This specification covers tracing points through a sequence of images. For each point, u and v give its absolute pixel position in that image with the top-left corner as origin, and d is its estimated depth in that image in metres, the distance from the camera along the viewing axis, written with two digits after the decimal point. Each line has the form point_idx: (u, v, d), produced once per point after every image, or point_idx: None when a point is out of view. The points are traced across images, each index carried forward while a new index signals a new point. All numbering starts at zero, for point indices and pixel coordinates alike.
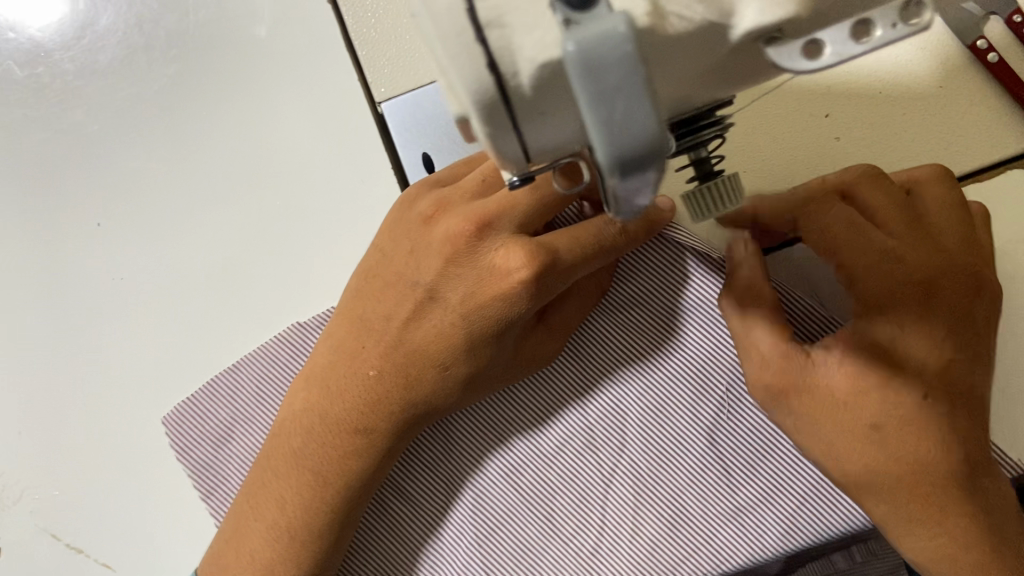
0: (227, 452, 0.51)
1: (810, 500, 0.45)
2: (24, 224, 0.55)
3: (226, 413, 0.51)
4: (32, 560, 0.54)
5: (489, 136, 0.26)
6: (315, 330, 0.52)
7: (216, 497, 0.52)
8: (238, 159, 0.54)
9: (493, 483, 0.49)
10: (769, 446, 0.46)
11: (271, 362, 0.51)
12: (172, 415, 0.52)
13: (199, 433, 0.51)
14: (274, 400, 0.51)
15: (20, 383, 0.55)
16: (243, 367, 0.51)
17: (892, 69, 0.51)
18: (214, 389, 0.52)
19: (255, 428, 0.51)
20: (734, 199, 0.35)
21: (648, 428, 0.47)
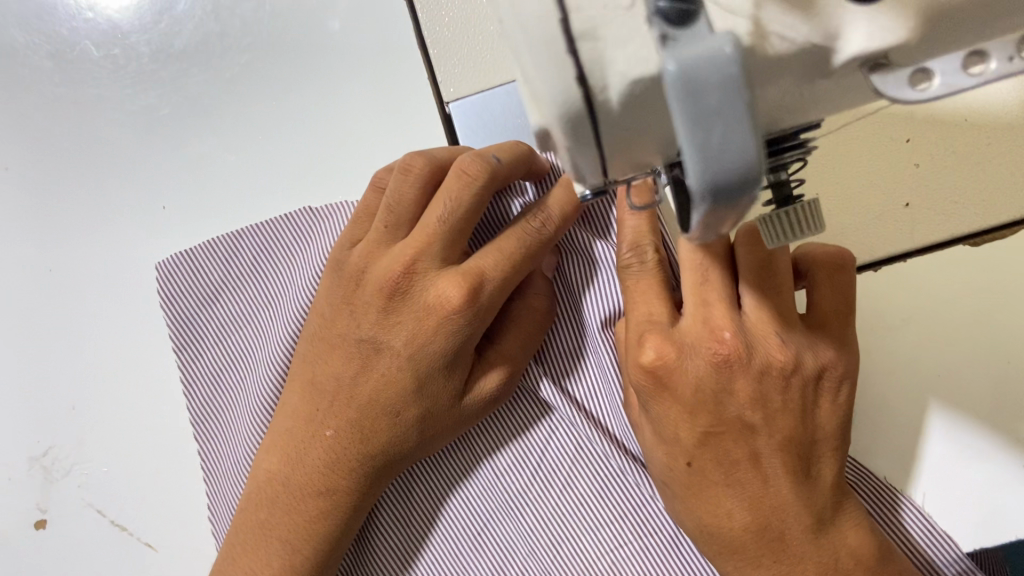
0: (210, 314, 0.51)
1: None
2: (91, 201, 0.55)
3: (219, 275, 0.50)
4: (76, 534, 0.55)
5: (569, 149, 0.25)
6: (324, 219, 0.49)
7: (188, 351, 0.51)
8: (302, 150, 0.54)
9: (433, 493, 0.46)
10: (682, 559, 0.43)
11: (273, 239, 0.50)
12: (169, 261, 0.51)
13: (188, 290, 0.51)
14: (269, 276, 0.50)
15: (76, 358, 0.55)
16: (246, 235, 0.50)
17: (983, 101, 0.48)
18: (214, 247, 0.50)
19: (243, 298, 0.50)
20: (814, 229, 0.33)
21: (586, 510, 0.44)
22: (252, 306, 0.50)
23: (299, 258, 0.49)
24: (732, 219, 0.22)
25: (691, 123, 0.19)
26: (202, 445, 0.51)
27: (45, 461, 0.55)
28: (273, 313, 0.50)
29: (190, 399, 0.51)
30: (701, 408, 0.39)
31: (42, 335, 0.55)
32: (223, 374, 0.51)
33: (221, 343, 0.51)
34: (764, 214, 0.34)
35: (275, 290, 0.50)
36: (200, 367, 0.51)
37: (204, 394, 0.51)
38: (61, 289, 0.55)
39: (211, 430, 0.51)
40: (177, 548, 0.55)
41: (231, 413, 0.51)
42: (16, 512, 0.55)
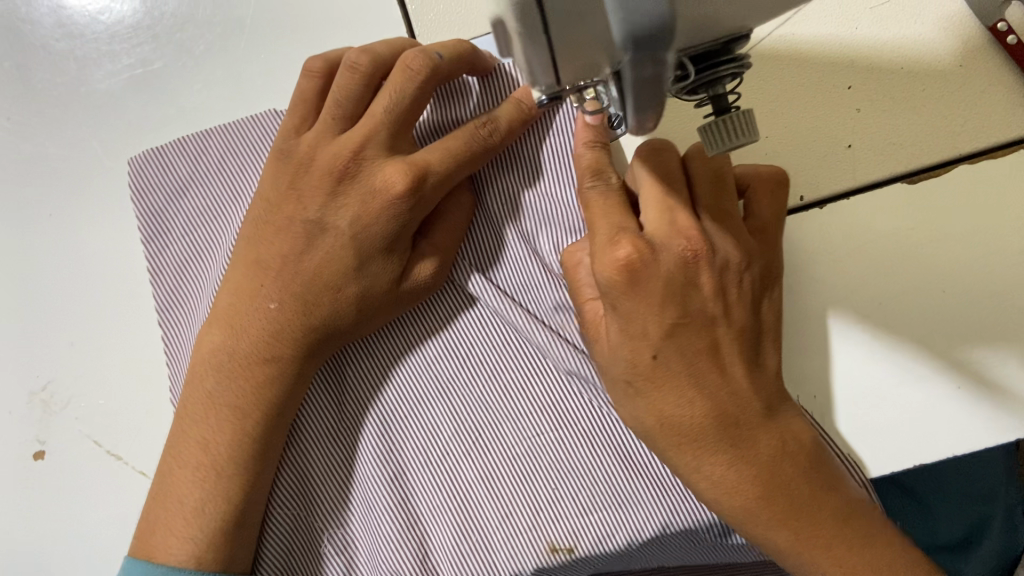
0: (178, 207, 0.54)
1: (670, 488, 0.46)
2: (87, 149, 0.59)
3: (186, 169, 0.54)
4: (72, 464, 0.58)
5: (521, 35, 0.29)
6: (289, 119, 0.53)
7: (155, 243, 0.54)
8: (287, 102, 0.57)
9: (401, 421, 0.48)
10: (643, 468, 0.46)
11: (239, 137, 0.53)
12: (141, 157, 0.55)
13: (157, 184, 0.54)
14: (234, 172, 0.53)
15: (73, 298, 0.58)
16: (214, 134, 0.54)
17: (914, 47, 0.53)
18: (183, 145, 0.54)
19: (208, 191, 0.54)
20: (748, 135, 0.38)
21: (553, 421, 0.46)
22: (217, 199, 0.53)
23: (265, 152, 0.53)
24: (654, 81, 0.26)
25: None
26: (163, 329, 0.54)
27: (44, 394, 0.58)
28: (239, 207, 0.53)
29: (156, 287, 0.54)
30: (675, 298, 0.42)
31: (41, 277, 0.59)
32: (189, 263, 0.54)
33: (187, 234, 0.54)
34: (704, 122, 0.38)
35: (242, 184, 0.53)
36: (167, 256, 0.54)
37: (170, 281, 0.54)
38: (60, 232, 0.59)
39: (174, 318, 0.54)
40: None
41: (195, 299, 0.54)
42: (15, 442, 0.58)
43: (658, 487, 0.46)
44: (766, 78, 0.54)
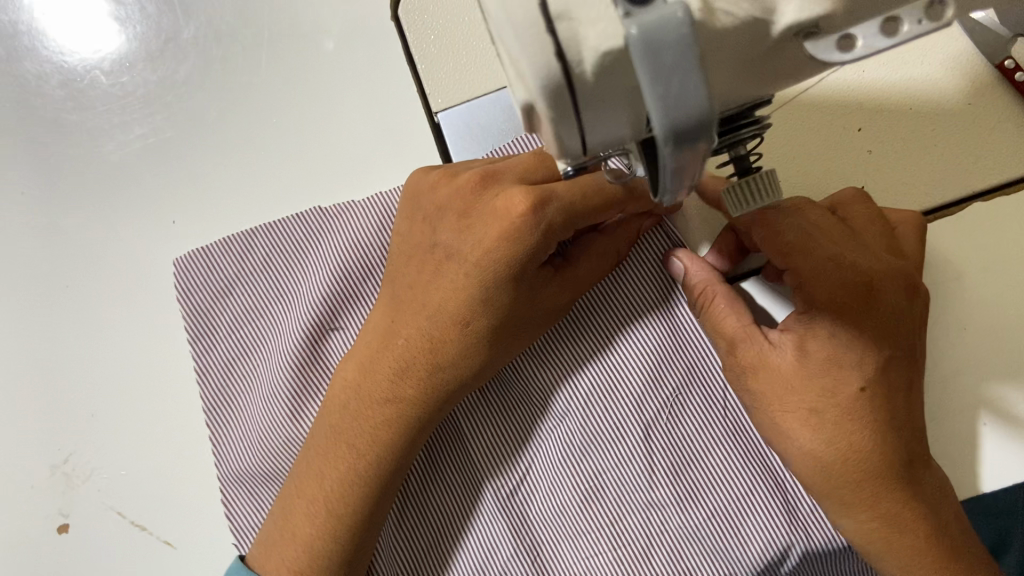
0: (226, 306, 0.55)
1: (764, 510, 0.48)
2: (102, 219, 0.59)
3: (232, 269, 0.55)
4: (97, 536, 0.57)
5: (552, 121, 0.29)
6: (331, 218, 0.55)
7: (202, 341, 0.55)
8: (299, 162, 0.57)
9: (495, 480, 0.51)
10: (742, 498, 0.49)
11: (284, 236, 0.55)
12: (184, 257, 0.56)
13: (202, 284, 0.55)
14: (281, 271, 0.55)
15: (92, 369, 0.58)
16: (259, 234, 0.55)
17: (922, 87, 0.54)
18: (229, 245, 0.56)
19: (257, 291, 0.55)
20: (772, 196, 0.38)
21: (645, 467, 0.50)
22: (265, 298, 0.55)
23: (311, 252, 0.55)
24: (693, 168, 0.26)
25: (653, 78, 0.23)
26: (213, 434, 0.55)
27: (66, 467, 0.58)
28: (287, 306, 0.55)
29: (203, 387, 0.55)
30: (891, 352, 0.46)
31: (59, 350, 0.58)
32: (236, 363, 0.55)
33: (237, 332, 0.55)
34: (728, 183, 0.39)
35: (288, 283, 0.55)
36: (214, 356, 0.55)
37: (218, 383, 0.55)
38: (78, 303, 0.59)
39: (224, 418, 0.55)
40: (194, 544, 0.57)
41: (247, 398, 0.55)
42: (38, 517, 0.57)
43: (756, 514, 0.48)
44: (776, 122, 0.54)
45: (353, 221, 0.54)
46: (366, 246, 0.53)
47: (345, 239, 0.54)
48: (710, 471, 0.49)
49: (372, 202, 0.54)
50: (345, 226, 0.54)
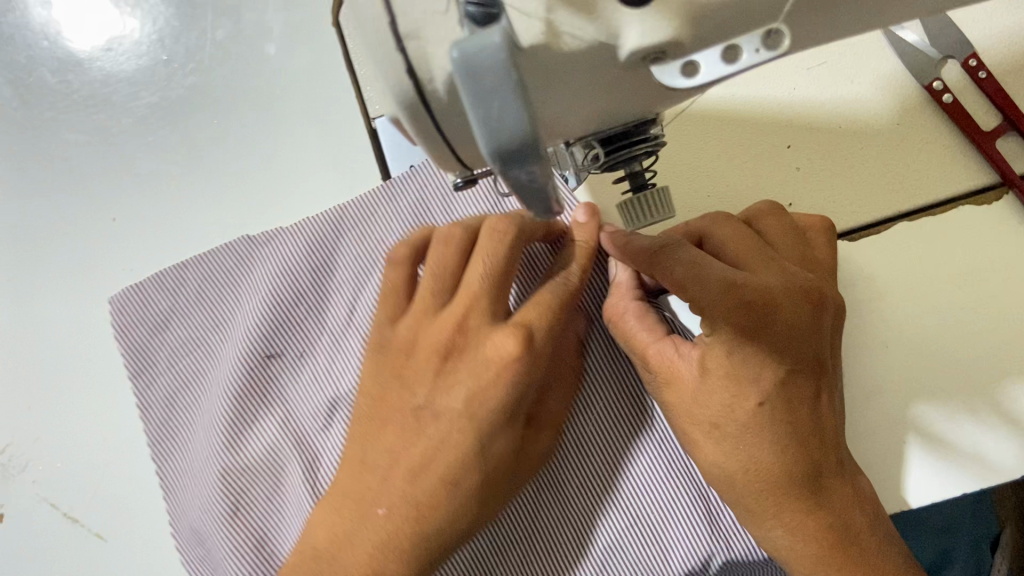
0: (164, 340, 0.55)
1: (711, 515, 0.48)
2: (47, 215, 0.60)
3: (168, 302, 0.55)
4: (30, 527, 0.58)
5: (418, 135, 0.30)
6: (262, 244, 0.55)
7: (141, 377, 0.55)
8: (241, 165, 0.58)
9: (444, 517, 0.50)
10: (689, 507, 0.48)
11: (215, 267, 0.55)
12: (119, 296, 0.56)
13: (140, 318, 0.55)
14: (215, 301, 0.55)
15: (32, 362, 0.59)
16: (191, 267, 0.56)
17: (851, 106, 0.54)
18: (162, 281, 0.56)
19: (194, 321, 0.55)
20: (665, 213, 0.39)
21: (591, 487, 0.49)
22: (201, 327, 0.55)
23: (242, 280, 0.55)
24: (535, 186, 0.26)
25: (473, 100, 0.23)
26: (158, 466, 0.54)
27: (1, 458, 0.59)
28: (223, 337, 0.55)
29: (145, 424, 0.55)
30: (781, 348, 0.44)
31: (0, 343, 0.59)
32: (176, 398, 0.55)
33: (177, 363, 0.55)
34: (623, 199, 0.39)
35: (224, 312, 0.55)
36: (154, 391, 0.55)
37: (157, 420, 0.55)
38: (20, 297, 0.59)
39: (165, 455, 0.54)
40: (126, 537, 0.58)
41: (187, 431, 0.54)
42: None
43: (705, 522, 0.48)
44: (706, 137, 0.55)
45: (282, 247, 0.54)
46: (295, 271, 0.53)
47: (275, 267, 0.54)
48: (654, 483, 0.49)
49: (303, 225, 0.54)
50: (275, 253, 0.54)
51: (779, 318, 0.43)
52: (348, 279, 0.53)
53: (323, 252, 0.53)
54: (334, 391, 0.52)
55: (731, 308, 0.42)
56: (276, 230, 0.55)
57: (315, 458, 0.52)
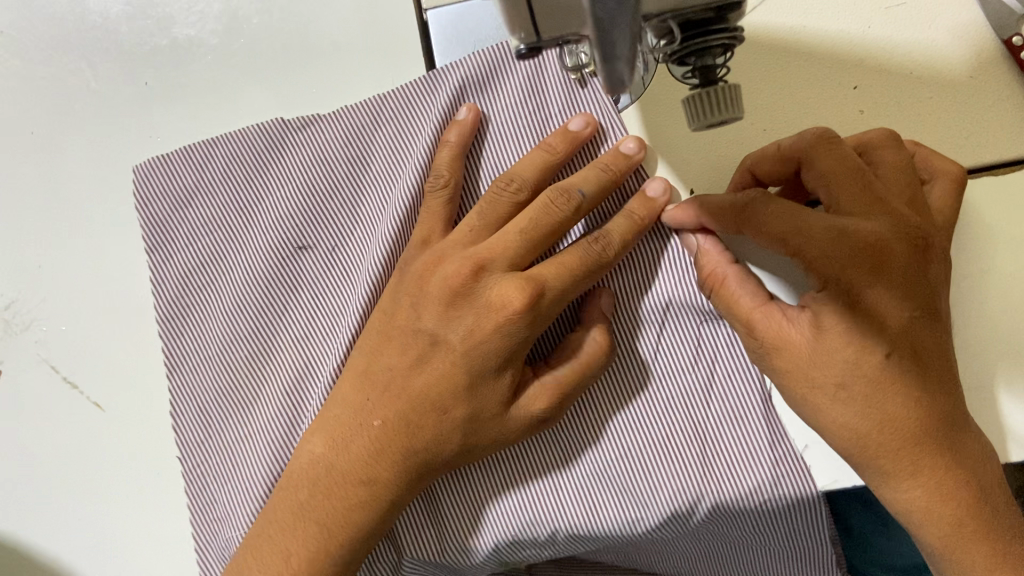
0: (185, 216, 0.54)
1: (726, 462, 0.47)
2: (78, 71, 0.57)
3: (193, 179, 0.54)
4: (27, 387, 0.57)
5: None
6: (294, 130, 0.53)
7: (160, 251, 0.55)
8: (285, 44, 0.56)
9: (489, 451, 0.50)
10: (703, 453, 0.47)
11: (245, 146, 0.53)
12: (145, 165, 0.55)
13: (164, 190, 0.55)
14: (242, 182, 0.53)
15: (47, 220, 0.58)
16: (219, 144, 0.54)
17: (925, 53, 0.52)
18: (190, 155, 0.54)
19: (217, 201, 0.54)
20: (732, 110, 0.37)
21: (609, 422, 0.49)
22: (223, 207, 0.54)
23: (270, 164, 0.53)
24: None
25: None
26: (170, 340, 0.55)
27: (6, 314, 0.57)
28: (248, 224, 0.53)
29: (161, 297, 0.55)
30: (902, 290, 0.42)
31: (17, 197, 0.58)
32: (195, 275, 0.55)
33: (197, 241, 0.54)
34: (689, 94, 0.37)
35: (249, 196, 0.53)
36: (171, 266, 0.55)
37: (174, 294, 0.55)
38: (41, 152, 0.58)
39: (180, 331, 0.55)
40: (122, 410, 0.57)
41: (204, 309, 0.54)
42: None
43: (716, 470, 0.47)
44: (770, 69, 0.53)
45: (317, 135, 0.52)
46: (327, 163, 0.51)
47: (304, 154, 0.52)
48: (675, 427, 0.48)
49: (338, 115, 0.52)
50: (309, 140, 0.52)
51: (888, 273, 0.42)
52: (380, 170, 0.51)
53: (357, 146, 0.51)
54: (354, 288, 0.51)
55: (849, 255, 0.42)
56: (312, 116, 0.53)
57: (330, 355, 0.51)
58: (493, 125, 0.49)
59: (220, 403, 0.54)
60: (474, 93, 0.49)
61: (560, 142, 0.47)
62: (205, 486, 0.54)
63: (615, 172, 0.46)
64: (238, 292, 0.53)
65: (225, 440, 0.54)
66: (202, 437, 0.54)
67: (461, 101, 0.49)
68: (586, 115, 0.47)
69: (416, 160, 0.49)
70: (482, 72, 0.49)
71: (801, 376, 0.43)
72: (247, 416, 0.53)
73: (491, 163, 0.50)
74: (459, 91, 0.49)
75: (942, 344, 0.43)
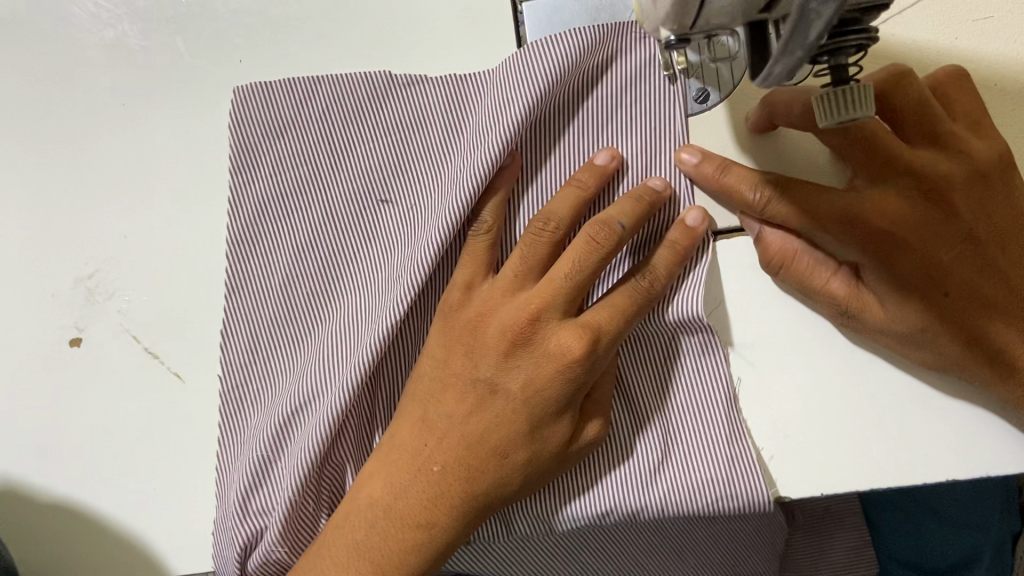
0: (275, 145, 0.55)
1: (738, 468, 0.49)
2: (171, 48, 0.58)
3: (290, 111, 0.55)
4: (108, 356, 0.58)
5: None
6: (399, 85, 0.54)
7: (242, 175, 0.56)
8: (378, 30, 0.57)
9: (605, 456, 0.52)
10: (718, 457, 0.50)
11: (345, 90, 0.54)
12: (247, 88, 0.56)
13: (259, 118, 0.55)
14: (337, 124, 0.54)
15: (134, 192, 0.58)
16: (323, 83, 0.55)
17: (1011, 65, 0.53)
18: (292, 86, 0.55)
19: (309, 135, 0.55)
20: (862, 110, 0.37)
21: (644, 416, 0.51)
22: (314, 141, 0.55)
23: (366, 111, 0.54)
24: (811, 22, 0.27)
25: None
26: (233, 263, 0.55)
27: (90, 283, 0.58)
28: (335, 162, 0.54)
29: (233, 218, 0.55)
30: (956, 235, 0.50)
31: (105, 168, 0.58)
32: (271, 202, 0.55)
33: (281, 173, 0.55)
34: (820, 92, 0.38)
35: (340, 138, 0.54)
36: (250, 191, 0.55)
37: (247, 218, 0.55)
38: (131, 125, 0.58)
39: (247, 256, 0.55)
40: (200, 382, 0.57)
41: (270, 236, 0.55)
42: (55, 325, 0.58)
43: (726, 472, 0.49)
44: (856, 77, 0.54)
45: (422, 93, 0.54)
46: (426, 119, 0.53)
47: (406, 109, 0.54)
48: (700, 431, 0.50)
49: (448, 78, 0.53)
50: (411, 98, 0.54)
51: (939, 246, 0.49)
52: (469, 138, 0.51)
53: (459, 111, 0.53)
54: (417, 236, 0.51)
55: (915, 231, 0.49)
56: (418, 76, 0.54)
57: (381, 302, 0.51)
58: (592, 118, 0.51)
59: (271, 332, 0.55)
60: (570, 75, 0.49)
61: (592, 179, 0.50)
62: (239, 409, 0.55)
63: (648, 207, 0.49)
64: (309, 227, 0.54)
65: (270, 384, 0.55)
66: (240, 378, 0.55)
67: (551, 84, 0.48)
68: (611, 151, 0.50)
69: (499, 133, 0.49)
70: (591, 51, 0.48)
71: (902, 342, 0.50)
72: (295, 358, 0.55)
73: (565, 155, 0.52)
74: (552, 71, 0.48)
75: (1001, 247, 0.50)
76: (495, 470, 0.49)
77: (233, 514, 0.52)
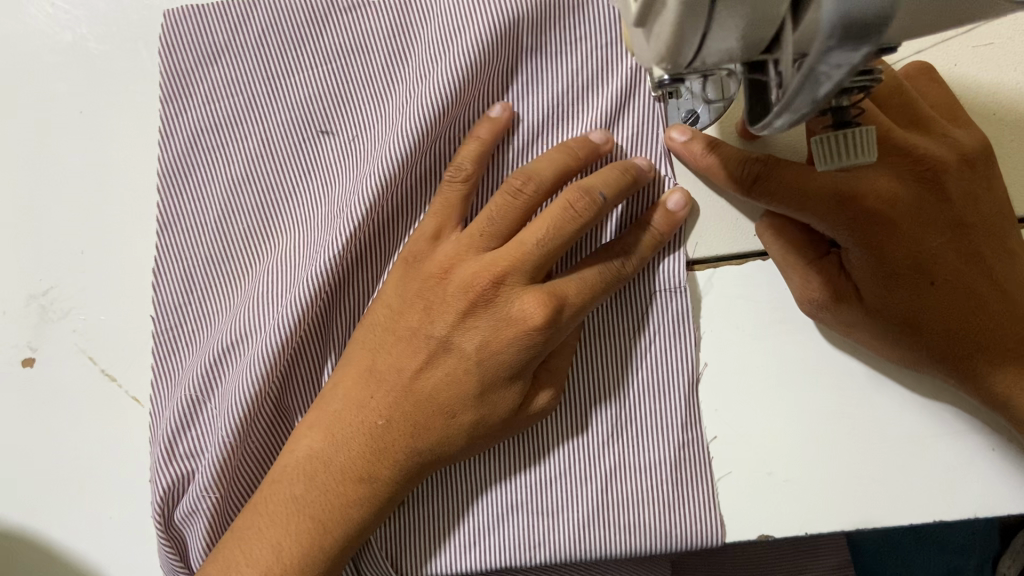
0: (209, 71, 0.52)
1: (678, 514, 0.48)
2: (130, 54, 0.55)
3: (225, 35, 0.52)
4: (62, 377, 0.55)
5: (679, 16, 0.28)
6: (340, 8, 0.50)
7: (174, 103, 0.53)
8: None
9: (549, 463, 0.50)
10: (658, 499, 0.48)
11: (283, 14, 0.51)
12: (178, 11, 0.52)
13: (191, 43, 0.52)
14: (273, 49, 0.51)
15: (90, 205, 0.55)
16: (258, 7, 0.51)
17: (1011, 93, 0.51)
18: (225, 9, 0.52)
19: (246, 61, 0.52)
20: (865, 154, 0.35)
21: (596, 437, 0.49)
22: (251, 69, 0.52)
23: (305, 37, 0.51)
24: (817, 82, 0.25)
25: None
26: (165, 195, 0.52)
27: (43, 300, 0.55)
28: (272, 89, 0.52)
29: (165, 150, 0.53)
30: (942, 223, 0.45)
31: (60, 178, 0.55)
32: (206, 133, 0.52)
33: (216, 102, 0.52)
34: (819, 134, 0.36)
35: (279, 65, 0.51)
36: (183, 121, 0.52)
37: (180, 149, 0.52)
38: (87, 134, 0.55)
39: (180, 190, 0.52)
40: None
41: (206, 167, 0.52)
42: (6, 345, 0.55)
43: (664, 515, 0.48)
44: None
45: (364, 18, 0.50)
46: (370, 44, 0.50)
47: (351, 35, 0.50)
48: (648, 467, 0.48)
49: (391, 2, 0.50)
50: (352, 24, 0.50)
51: (915, 236, 0.45)
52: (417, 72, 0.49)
53: (404, 36, 0.50)
54: (363, 171, 0.49)
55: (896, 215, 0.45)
56: None
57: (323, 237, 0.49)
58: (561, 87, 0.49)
59: (207, 269, 0.52)
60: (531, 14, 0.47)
61: (583, 147, 0.46)
62: (172, 352, 0.52)
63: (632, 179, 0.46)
64: (245, 160, 0.52)
65: (204, 324, 0.52)
66: (175, 317, 0.52)
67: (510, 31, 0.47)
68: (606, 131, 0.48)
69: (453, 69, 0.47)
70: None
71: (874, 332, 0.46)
72: (229, 299, 0.52)
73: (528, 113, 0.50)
74: (505, 11, 0.47)
75: (990, 243, 0.46)
76: (441, 430, 0.46)
77: (158, 456, 0.50)
